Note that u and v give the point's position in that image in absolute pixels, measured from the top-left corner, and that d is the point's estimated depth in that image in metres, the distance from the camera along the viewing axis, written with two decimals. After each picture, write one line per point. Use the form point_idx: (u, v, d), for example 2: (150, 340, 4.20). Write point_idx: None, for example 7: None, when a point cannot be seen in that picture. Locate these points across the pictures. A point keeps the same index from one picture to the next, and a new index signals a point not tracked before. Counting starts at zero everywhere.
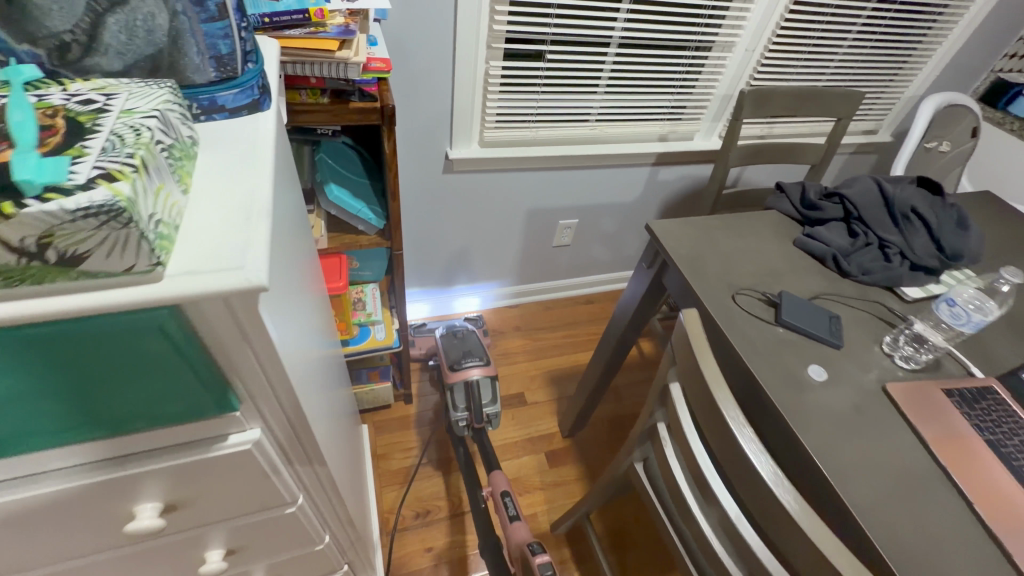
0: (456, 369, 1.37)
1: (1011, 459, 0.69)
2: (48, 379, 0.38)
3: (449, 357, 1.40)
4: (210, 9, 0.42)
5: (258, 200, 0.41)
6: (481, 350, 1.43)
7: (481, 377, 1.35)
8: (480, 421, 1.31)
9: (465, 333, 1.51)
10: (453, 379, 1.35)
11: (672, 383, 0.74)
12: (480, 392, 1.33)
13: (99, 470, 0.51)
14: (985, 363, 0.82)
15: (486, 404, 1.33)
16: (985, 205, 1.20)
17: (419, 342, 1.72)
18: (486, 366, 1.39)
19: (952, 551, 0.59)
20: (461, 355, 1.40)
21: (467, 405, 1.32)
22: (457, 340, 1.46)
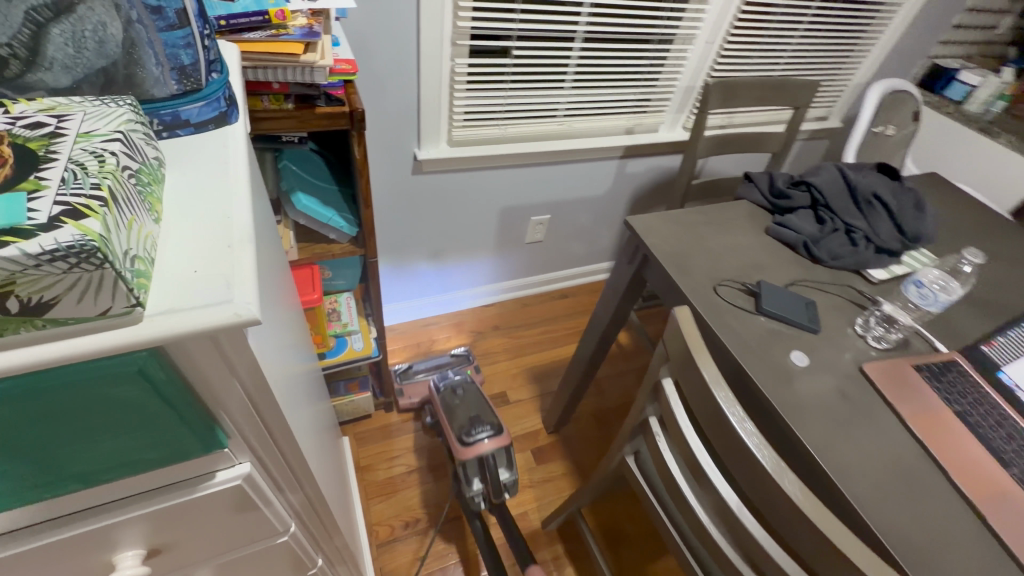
0: (465, 443, 1.19)
1: (979, 427, 0.73)
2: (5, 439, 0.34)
3: (455, 426, 1.22)
4: (169, 17, 0.38)
5: (240, 224, 0.38)
6: (490, 412, 1.25)
7: (496, 450, 1.18)
8: (499, 495, 1.17)
9: (467, 390, 1.33)
10: (466, 455, 1.16)
11: (664, 378, 0.74)
12: (496, 463, 1.18)
13: (71, 523, 0.47)
14: (948, 338, 0.86)
15: (503, 473, 1.18)
16: (932, 186, 1.27)
17: (409, 390, 1.60)
18: (498, 432, 1.22)
19: (935, 523, 0.63)
20: (468, 422, 1.22)
21: (483, 479, 1.17)
22: (459, 401, 1.28)
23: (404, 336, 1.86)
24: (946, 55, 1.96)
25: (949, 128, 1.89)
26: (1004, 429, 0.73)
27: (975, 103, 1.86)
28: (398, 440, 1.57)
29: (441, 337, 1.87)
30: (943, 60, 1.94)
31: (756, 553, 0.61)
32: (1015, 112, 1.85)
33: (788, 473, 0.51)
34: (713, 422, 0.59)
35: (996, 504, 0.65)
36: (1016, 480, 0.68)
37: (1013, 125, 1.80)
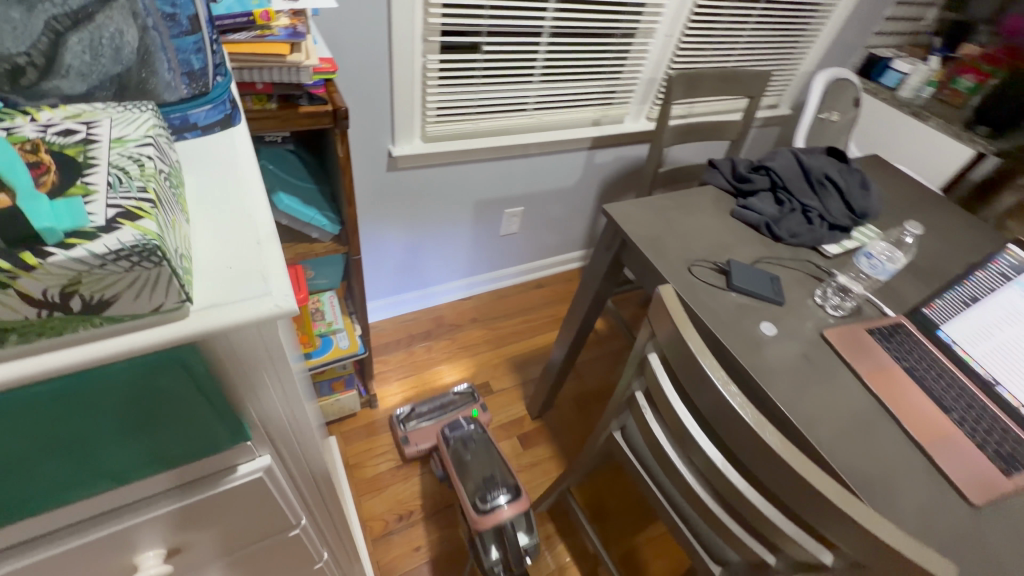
0: (481, 511, 1.11)
1: (923, 380, 0.82)
2: (53, 436, 0.35)
3: (469, 491, 1.16)
4: (183, 23, 0.40)
5: (263, 221, 0.40)
6: (504, 474, 1.19)
7: (514, 518, 1.10)
8: (518, 563, 1.09)
9: (478, 443, 1.29)
10: (483, 524, 1.09)
11: (650, 354, 0.80)
12: (515, 530, 1.11)
13: (98, 525, 0.48)
14: (895, 303, 0.96)
15: (522, 538, 1.12)
16: (874, 167, 1.38)
17: (414, 437, 1.49)
18: (516, 497, 1.14)
19: (890, 464, 0.71)
20: (482, 485, 1.16)
21: (500, 547, 1.10)
22: (470, 458, 1.23)
23: (384, 334, 1.86)
24: (881, 45, 2.12)
25: (886, 113, 2.04)
26: (945, 379, 0.83)
27: (908, 90, 2.01)
28: (384, 436, 1.59)
29: (422, 333, 1.89)
30: (879, 49, 2.10)
31: (740, 504, 0.68)
32: (943, 95, 2.01)
33: (769, 427, 0.58)
34: (699, 388, 0.65)
35: (940, 444, 0.74)
36: (956, 423, 0.77)
37: (940, 109, 1.97)
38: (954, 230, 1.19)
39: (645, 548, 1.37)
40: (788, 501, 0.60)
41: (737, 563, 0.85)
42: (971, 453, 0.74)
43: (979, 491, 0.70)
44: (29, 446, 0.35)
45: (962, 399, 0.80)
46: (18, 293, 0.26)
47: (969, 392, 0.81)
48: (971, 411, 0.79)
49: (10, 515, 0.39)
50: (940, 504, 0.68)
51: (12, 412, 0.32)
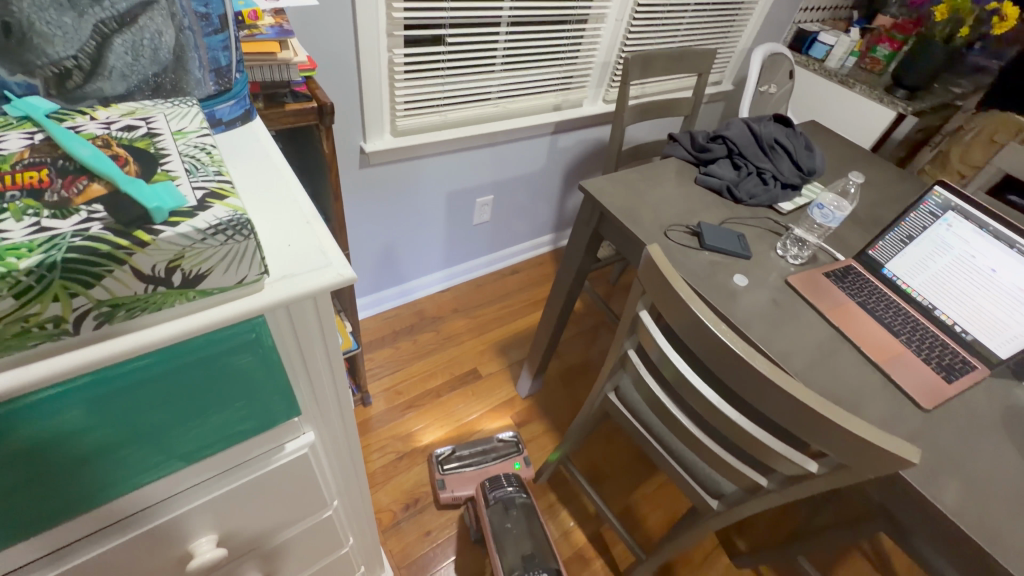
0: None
1: (875, 311, 0.94)
2: (137, 414, 0.38)
3: (507, 566, 1.16)
4: (214, 22, 0.44)
5: (306, 202, 0.43)
6: (547, 555, 1.19)
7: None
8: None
9: (518, 509, 1.29)
10: None
11: (641, 312, 0.86)
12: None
13: (101, 540, 0.47)
14: (844, 249, 1.08)
15: None
16: (813, 131, 1.52)
17: (451, 483, 1.44)
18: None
19: (853, 383, 0.82)
20: (522, 562, 1.17)
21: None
22: (510, 527, 1.24)
23: (367, 333, 1.87)
24: (807, 20, 2.29)
25: (817, 83, 2.21)
26: (892, 309, 0.94)
27: (835, 60, 2.19)
28: (379, 432, 1.61)
29: (405, 328, 1.91)
30: (806, 24, 2.27)
31: (735, 432, 0.77)
32: (864, 65, 2.21)
33: (758, 356, 0.65)
34: (693, 333, 0.72)
35: (893, 362, 0.86)
36: (904, 344, 0.89)
37: (863, 76, 2.16)
38: (885, 182, 1.34)
39: (642, 503, 1.46)
40: (789, 426, 0.67)
41: (731, 493, 0.94)
42: (919, 368, 0.86)
43: (927, 397, 0.81)
44: (100, 431, 0.37)
45: (908, 324, 0.92)
46: (133, 269, 0.29)
47: (913, 317, 0.93)
48: (916, 332, 0.91)
49: (94, 500, 0.42)
50: (896, 411, 0.80)
51: (73, 407, 0.34)
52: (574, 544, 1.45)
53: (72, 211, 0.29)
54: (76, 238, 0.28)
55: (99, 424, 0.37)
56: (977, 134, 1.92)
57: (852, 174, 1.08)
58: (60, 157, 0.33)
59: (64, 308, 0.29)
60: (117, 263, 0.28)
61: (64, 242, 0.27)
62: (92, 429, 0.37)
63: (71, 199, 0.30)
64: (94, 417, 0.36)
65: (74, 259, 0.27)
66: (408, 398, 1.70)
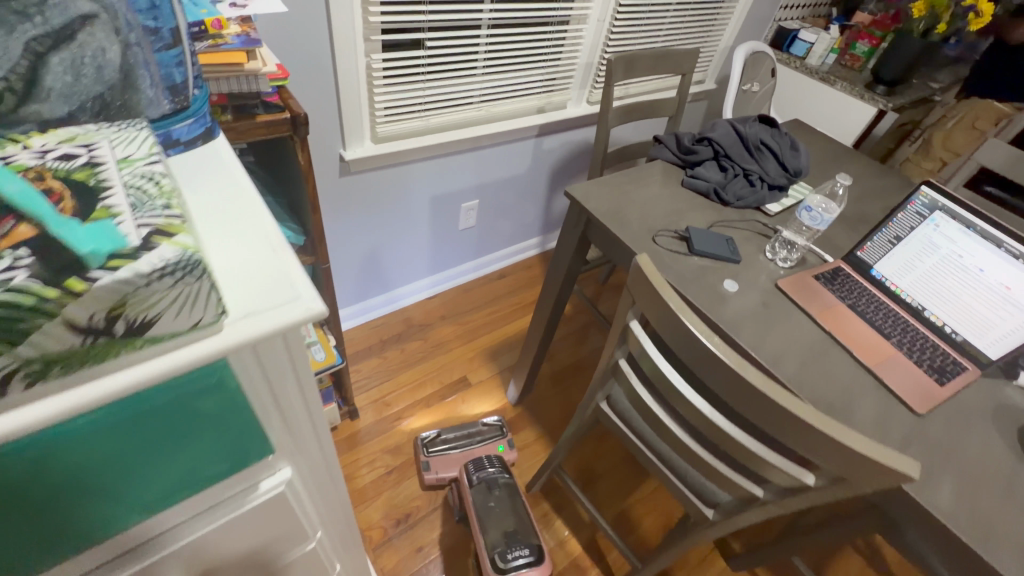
0: (502, 568, 1.12)
1: (865, 313, 0.93)
2: (88, 470, 0.35)
3: (490, 545, 1.15)
4: (165, 37, 0.42)
5: (271, 227, 0.40)
6: (529, 531, 1.19)
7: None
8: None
9: (502, 490, 1.28)
10: None
11: (631, 322, 0.84)
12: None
13: None
14: (832, 250, 1.07)
15: None
16: (797, 130, 1.52)
17: (436, 465, 1.44)
18: (537, 560, 1.14)
19: (847, 388, 0.81)
20: (506, 540, 1.16)
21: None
22: (494, 506, 1.23)
23: (353, 343, 1.83)
24: (788, 17, 2.29)
25: (799, 80, 2.22)
26: (882, 310, 0.94)
27: (815, 57, 2.20)
28: (369, 445, 1.57)
29: (392, 337, 1.87)
30: (786, 22, 2.27)
31: (728, 443, 0.75)
32: (843, 61, 2.23)
33: (751, 368, 0.64)
34: (684, 343, 0.71)
35: (885, 365, 0.85)
36: (895, 346, 0.88)
37: (844, 73, 2.17)
38: (870, 180, 1.34)
39: (637, 508, 1.45)
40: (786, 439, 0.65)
41: (727, 502, 0.92)
42: (911, 370, 0.85)
43: (920, 401, 0.80)
44: (46, 492, 0.34)
45: (898, 326, 0.91)
46: (66, 322, 0.26)
47: (901, 318, 0.93)
48: (906, 334, 0.90)
49: (44, 560, 0.39)
50: (889, 414, 0.79)
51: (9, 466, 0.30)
52: (570, 552, 1.43)
53: None
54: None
55: (43, 484, 0.33)
56: (959, 121, 1.98)
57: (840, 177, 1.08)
58: None
59: None
60: (47, 316, 0.26)
61: None
62: (35, 492, 0.33)
63: None
64: (36, 478, 0.32)
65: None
66: (397, 409, 1.67)
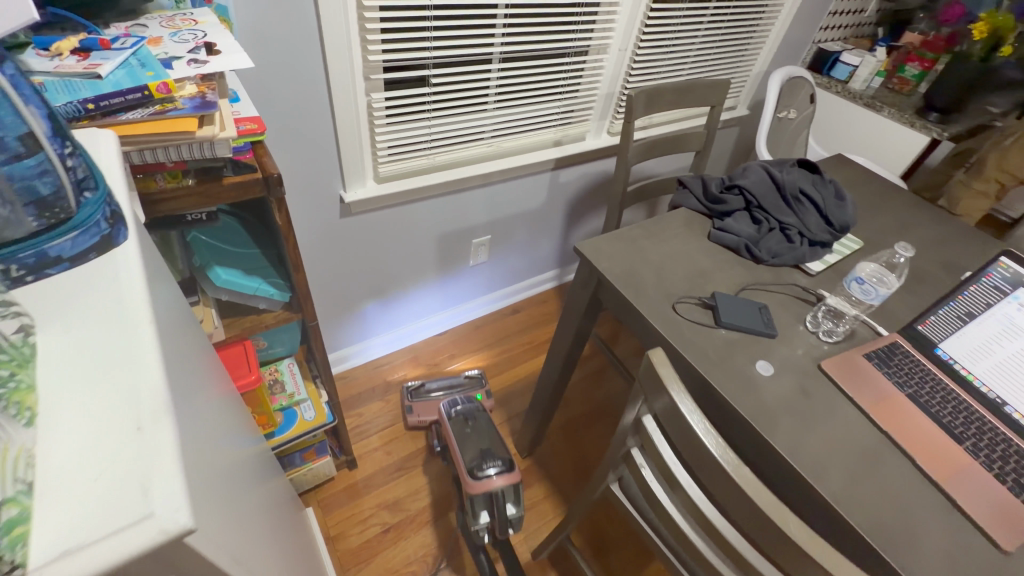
0: (474, 476, 1.04)
1: (929, 406, 0.77)
2: None
3: (464, 459, 1.07)
4: (12, 147, 0.33)
5: (148, 388, 0.31)
6: (504, 447, 1.10)
7: (507, 488, 1.03)
8: (505, 532, 1.05)
9: (481, 421, 1.17)
10: (474, 491, 1.03)
11: (646, 418, 0.73)
12: (505, 499, 1.04)
13: None
14: (888, 321, 0.92)
15: (512, 509, 1.05)
16: (839, 170, 1.37)
17: (419, 409, 1.59)
18: (511, 467, 1.06)
19: (912, 513, 0.66)
20: (480, 454, 1.07)
21: (489, 513, 1.04)
22: (471, 431, 1.13)
23: (356, 384, 1.75)
24: (829, 39, 2.12)
25: (841, 106, 2.06)
26: (951, 404, 0.78)
27: (859, 81, 2.03)
28: (367, 498, 1.47)
29: (398, 378, 1.78)
30: (827, 44, 2.10)
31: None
32: (891, 85, 2.06)
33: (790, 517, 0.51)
34: (704, 463, 0.60)
35: (957, 479, 0.69)
36: (969, 453, 0.72)
37: (891, 98, 1.99)
38: (928, 228, 1.17)
39: None
40: None
41: None
42: (991, 486, 0.69)
43: (1005, 531, 0.64)
44: None
45: (972, 426, 0.75)
46: None
47: (976, 414, 0.77)
48: (982, 436, 0.74)
49: None
50: (963, 549, 0.63)
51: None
52: None
53: None
54: None
55: None
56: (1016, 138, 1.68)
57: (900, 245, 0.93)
58: None
59: None
60: None
61: None
62: None
63: None
64: None
65: None
66: (399, 459, 1.57)
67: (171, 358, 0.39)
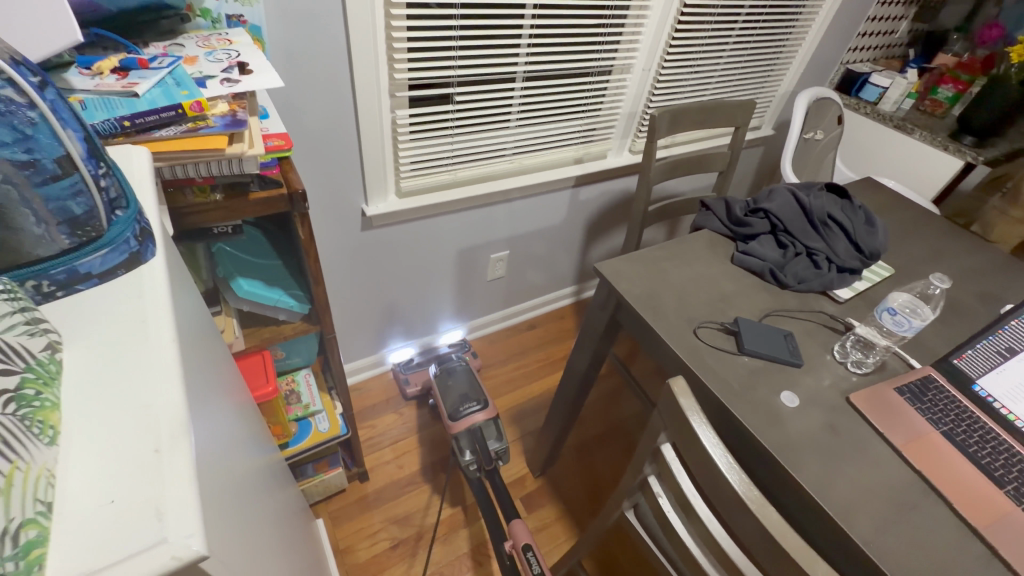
0: (455, 418, 1.28)
1: (966, 445, 0.73)
2: None
3: (446, 404, 1.31)
4: (47, 168, 0.33)
5: (165, 409, 0.30)
6: (479, 392, 1.33)
7: (484, 421, 1.26)
8: (490, 462, 1.20)
9: (461, 373, 1.40)
10: (456, 429, 1.25)
11: (664, 446, 0.71)
12: (484, 434, 1.24)
13: None
14: (920, 353, 0.88)
15: (492, 443, 1.23)
16: (868, 194, 1.34)
17: (414, 378, 1.70)
18: (486, 407, 1.30)
19: (952, 564, 0.62)
20: (458, 400, 1.31)
21: (474, 449, 1.22)
22: (452, 383, 1.36)
23: (370, 395, 1.75)
24: (858, 60, 2.09)
25: (870, 127, 2.01)
26: (989, 444, 0.73)
27: (889, 103, 2.00)
28: (377, 512, 1.46)
29: None
30: (856, 65, 2.07)
31: None
32: (922, 108, 2.00)
33: (819, 563, 0.49)
34: (728, 502, 0.57)
35: (1000, 528, 0.65)
36: (1011, 498, 0.68)
37: (923, 120, 1.95)
38: (962, 257, 1.13)
39: None
40: None
41: None
42: None
43: None
44: None
45: (1013, 469, 0.71)
46: None
47: (1018, 456, 0.72)
48: None
49: None
50: None
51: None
52: None
53: None
54: None
55: None
56: None
57: (935, 276, 0.88)
58: None
59: None
60: None
61: None
62: None
63: None
64: None
65: None
66: (411, 473, 1.56)
67: (194, 373, 0.39)
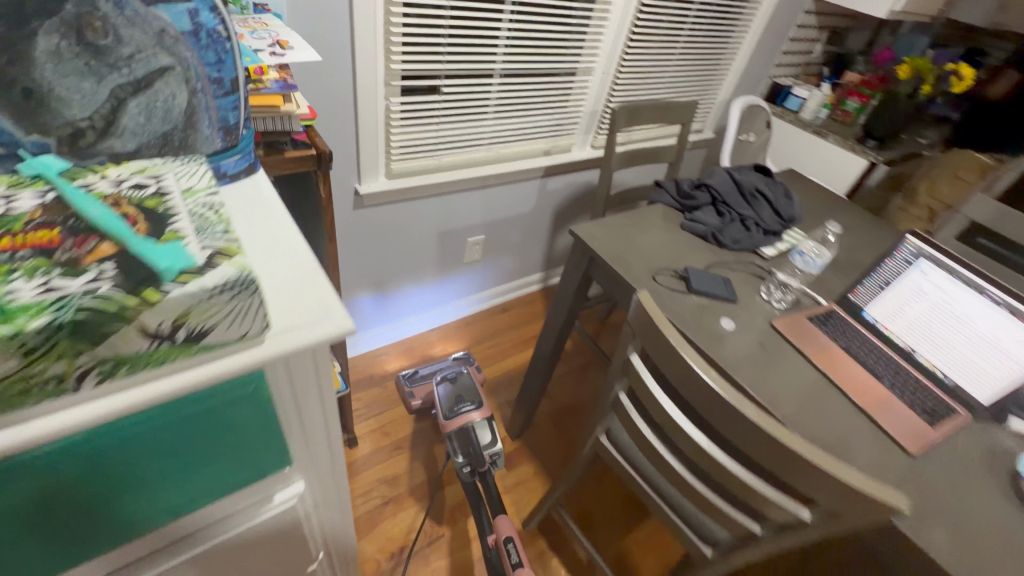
0: (450, 417, 1.35)
1: (859, 355, 0.96)
2: (140, 466, 0.44)
3: (443, 406, 1.38)
4: (225, 85, 0.52)
5: (306, 257, 0.48)
6: (473, 392, 1.40)
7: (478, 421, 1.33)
8: (484, 465, 1.26)
9: (464, 378, 1.44)
10: (449, 428, 1.32)
11: (631, 356, 0.88)
12: (478, 431, 1.31)
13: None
14: (826, 293, 1.11)
15: (484, 439, 1.30)
16: (790, 181, 1.60)
17: (418, 391, 1.62)
18: (481, 406, 1.37)
19: (846, 429, 0.82)
20: (453, 400, 1.38)
21: (467, 451, 1.29)
22: (451, 387, 1.42)
23: (355, 372, 1.85)
24: (783, 74, 2.42)
25: (793, 133, 2.34)
26: (875, 354, 0.97)
27: (808, 112, 2.32)
28: (366, 474, 1.56)
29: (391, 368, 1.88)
30: (781, 78, 2.40)
31: (724, 476, 0.77)
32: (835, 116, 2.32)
33: (747, 404, 0.68)
34: (681, 378, 0.75)
35: (881, 407, 0.87)
36: (890, 389, 0.90)
37: (837, 127, 2.28)
38: (863, 228, 1.39)
39: (633, 549, 1.42)
40: (783, 472, 0.67)
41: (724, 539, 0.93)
42: (906, 412, 0.87)
43: (915, 442, 0.81)
44: (94, 482, 0.43)
45: (892, 369, 0.93)
46: (139, 326, 0.36)
47: (895, 361, 0.96)
48: (899, 377, 0.93)
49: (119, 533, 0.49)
50: (887, 457, 0.79)
51: (71, 461, 0.39)
52: None
53: (84, 269, 0.37)
54: (85, 298, 0.34)
55: (104, 472, 0.42)
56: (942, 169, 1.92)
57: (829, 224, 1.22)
58: (70, 217, 0.41)
59: (68, 366, 0.35)
60: (126, 320, 0.35)
61: (73, 301, 0.34)
62: (100, 476, 0.42)
63: (83, 260, 0.37)
64: (96, 467, 0.41)
65: (84, 317, 0.34)
66: (396, 439, 1.67)
67: None
